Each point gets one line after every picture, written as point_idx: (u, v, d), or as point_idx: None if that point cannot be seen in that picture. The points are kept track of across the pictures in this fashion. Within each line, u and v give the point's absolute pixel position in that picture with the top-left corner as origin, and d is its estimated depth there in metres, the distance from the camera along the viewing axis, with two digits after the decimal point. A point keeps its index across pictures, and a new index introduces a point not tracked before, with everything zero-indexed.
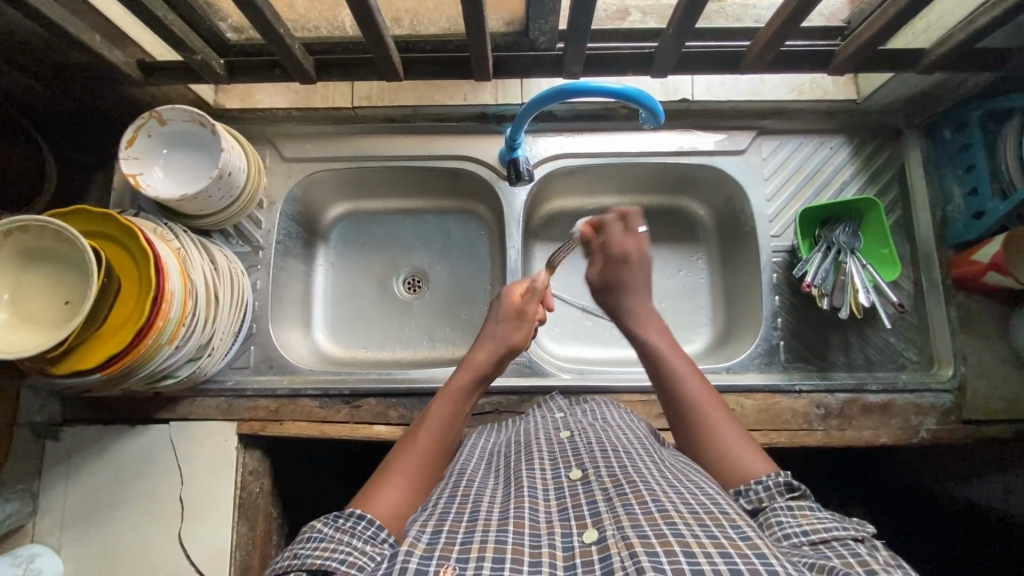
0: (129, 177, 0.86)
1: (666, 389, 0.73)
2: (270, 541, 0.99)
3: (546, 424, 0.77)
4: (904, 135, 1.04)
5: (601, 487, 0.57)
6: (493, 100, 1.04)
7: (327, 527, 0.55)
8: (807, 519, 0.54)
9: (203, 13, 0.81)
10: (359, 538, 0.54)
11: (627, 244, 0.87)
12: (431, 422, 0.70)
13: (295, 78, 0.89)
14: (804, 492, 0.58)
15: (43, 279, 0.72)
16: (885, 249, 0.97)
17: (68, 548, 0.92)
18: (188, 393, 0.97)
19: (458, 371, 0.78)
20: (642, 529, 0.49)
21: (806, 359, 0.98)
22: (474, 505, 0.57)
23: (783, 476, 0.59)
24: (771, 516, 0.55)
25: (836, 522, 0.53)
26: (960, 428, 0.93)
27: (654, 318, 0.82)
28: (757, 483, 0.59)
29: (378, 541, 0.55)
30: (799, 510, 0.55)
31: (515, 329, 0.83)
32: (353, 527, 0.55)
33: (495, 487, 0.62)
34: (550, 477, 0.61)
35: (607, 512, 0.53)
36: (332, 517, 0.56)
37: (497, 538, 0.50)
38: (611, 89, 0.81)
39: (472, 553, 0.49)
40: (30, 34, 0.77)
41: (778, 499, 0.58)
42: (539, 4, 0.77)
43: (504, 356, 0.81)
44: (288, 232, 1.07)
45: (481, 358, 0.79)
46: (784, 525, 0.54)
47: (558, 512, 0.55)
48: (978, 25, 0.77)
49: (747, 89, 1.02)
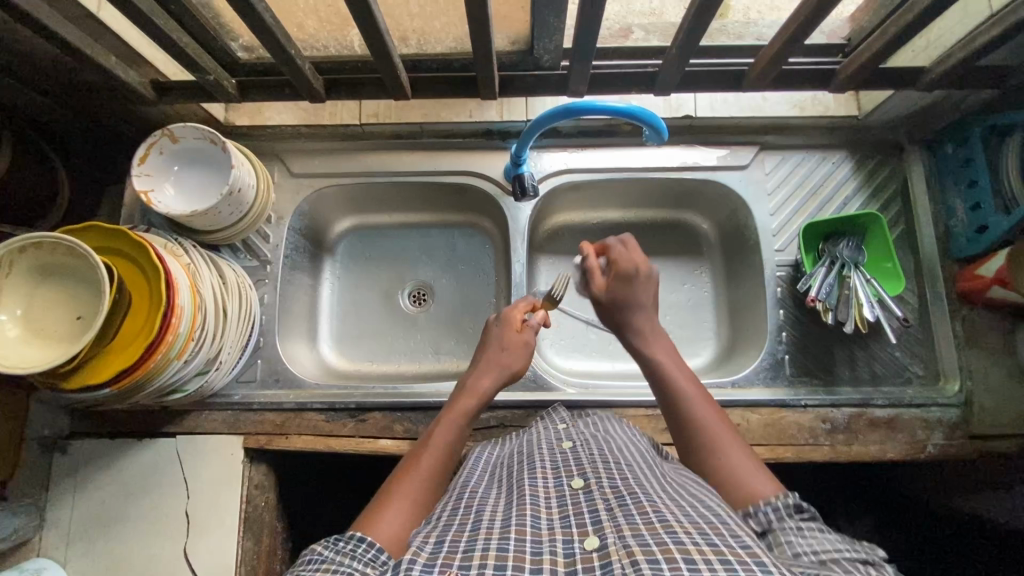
0: (140, 194, 0.88)
1: (673, 408, 0.73)
2: (276, 556, 0.99)
3: (548, 435, 0.77)
4: (906, 151, 1.04)
5: (602, 496, 0.58)
6: (498, 117, 1.06)
7: (327, 549, 0.56)
8: (817, 541, 0.54)
9: (216, 35, 0.83)
10: (360, 561, 0.55)
11: (635, 262, 0.84)
12: (434, 443, 0.71)
13: (304, 97, 0.91)
14: (813, 514, 0.58)
15: (54, 295, 0.74)
16: (888, 263, 0.97)
17: (74, 562, 0.92)
18: (195, 407, 0.98)
19: (460, 396, 0.78)
20: (643, 538, 0.50)
21: (811, 373, 0.98)
22: (477, 516, 0.58)
23: (793, 497, 0.59)
24: (782, 537, 0.55)
25: (846, 545, 0.53)
26: (968, 443, 0.93)
27: (660, 337, 0.81)
28: (766, 504, 0.59)
29: (378, 563, 0.55)
30: (810, 531, 0.55)
31: (515, 356, 0.83)
32: (355, 549, 0.56)
33: (497, 497, 0.62)
34: (553, 487, 0.62)
35: (608, 520, 0.53)
36: (332, 541, 0.57)
37: (499, 546, 0.51)
38: (614, 108, 0.82)
39: (474, 560, 0.49)
40: (47, 54, 0.79)
41: (787, 520, 0.58)
42: (544, 24, 0.79)
43: (504, 382, 0.82)
44: (295, 247, 1.08)
45: (484, 384, 0.79)
46: (794, 545, 0.54)
47: (560, 519, 0.55)
48: (980, 44, 0.77)
49: (749, 105, 1.03)
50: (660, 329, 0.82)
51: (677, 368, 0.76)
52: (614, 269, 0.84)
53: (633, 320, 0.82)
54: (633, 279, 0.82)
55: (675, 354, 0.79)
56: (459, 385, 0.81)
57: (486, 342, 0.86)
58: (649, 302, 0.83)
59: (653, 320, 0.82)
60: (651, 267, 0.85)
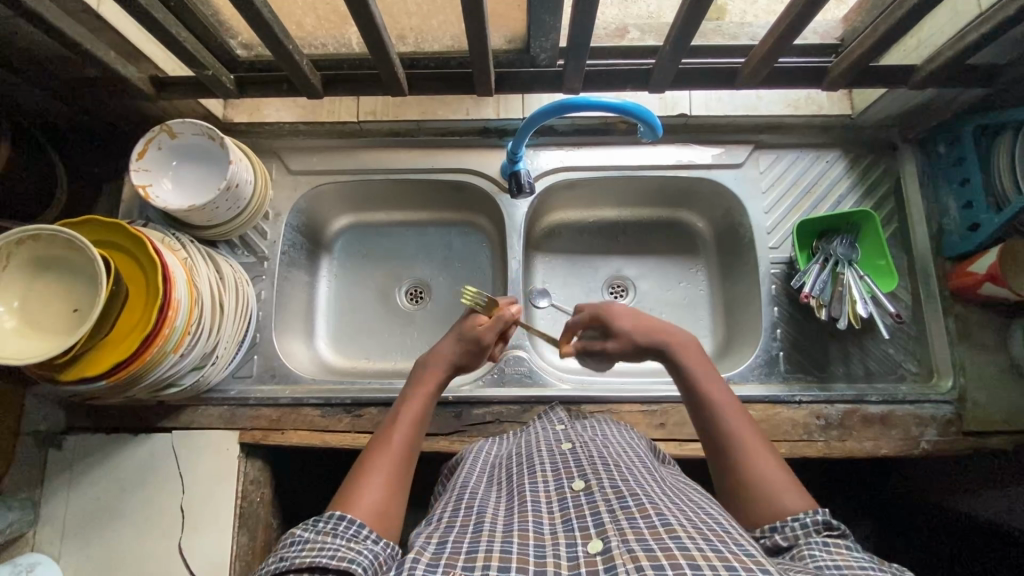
0: (138, 188, 0.88)
1: (705, 419, 0.71)
2: (270, 552, 0.99)
3: (548, 436, 0.77)
4: (899, 150, 1.05)
5: (604, 498, 0.58)
6: (495, 115, 1.06)
7: (307, 531, 0.56)
8: (841, 556, 0.53)
9: (216, 31, 0.84)
10: (341, 537, 0.56)
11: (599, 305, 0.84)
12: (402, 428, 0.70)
13: (302, 93, 0.92)
14: (843, 532, 0.58)
15: (54, 288, 0.74)
16: (881, 261, 0.97)
17: (68, 558, 0.92)
18: (191, 402, 0.98)
19: (421, 375, 0.77)
20: (648, 543, 0.50)
21: (806, 370, 0.99)
22: (478, 517, 0.59)
23: (822, 514, 0.59)
24: (805, 550, 0.55)
25: (874, 565, 0.52)
26: (961, 439, 0.93)
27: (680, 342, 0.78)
28: (793, 519, 0.59)
29: (361, 538, 0.56)
30: (835, 547, 0.55)
31: (476, 352, 0.80)
32: (335, 528, 0.57)
33: (498, 500, 0.63)
34: (554, 490, 0.62)
35: (610, 523, 0.54)
36: (312, 523, 0.57)
37: (502, 548, 0.52)
38: (609, 104, 0.83)
39: (478, 562, 0.50)
40: (45, 48, 0.79)
41: (814, 536, 0.58)
42: (540, 22, 0.80)
43: (463, 355, 0.80)
44: (292, 244, 1.08)
45: (441, 361, 0.78)
46: (816, 559, 0.53)
47: (562, 523, 0.56)
48: (970, 41, 0.78)
49: (743, 105, 1.04)
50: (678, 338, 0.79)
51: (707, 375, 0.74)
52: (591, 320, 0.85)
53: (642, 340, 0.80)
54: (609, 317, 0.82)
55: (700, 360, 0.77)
56: (420, 362, 0.79)
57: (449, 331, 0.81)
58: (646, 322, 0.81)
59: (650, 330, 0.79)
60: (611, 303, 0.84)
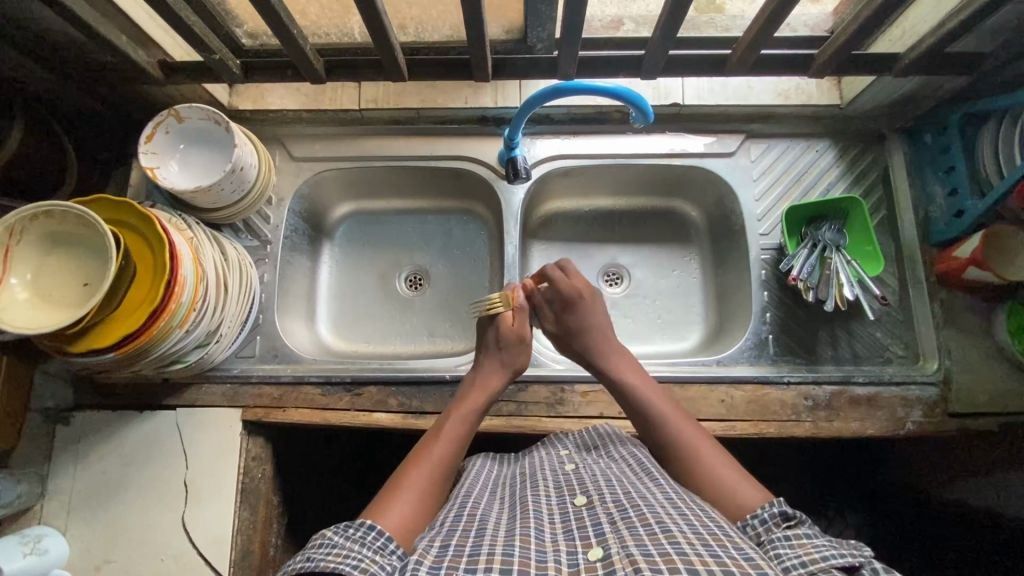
0: (146, 169, 0.91)
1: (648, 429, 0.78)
2: (271, 528, 1.01)
3: (551, 459, 0.80)
4: (887, 139, 1.08)
5: (605, 510, 0.60)
6: (493, 103, 1.10)
7: (337, 535, 0.59)
8: (804, 549, 0.56)
9: (223, 18, 0.87)
10: (368, 548, 0.58)
11: (576, 287, 0.92)
12: (446, 436, 0.76)
13: (305, 78, 0.94)
14: (801, 519, 0.61)
15: (69, 259, 0.77)
16: (869, 246, 1.00)
17: (74, 531, 0.94)
18: (195, 380, 1.01)
19: (471, 393, 0.84)
20: (647, 547, 0.52)
21: (794, 352, 1.01)
22: (480, 524, 0.61)
23: (778, 505, 0.62)
24: (771, 549, 0.58)
25: (833, 550, 0.56)
26: (946, 421, 0.95)
27: (621, 355, 0.88)
28: (754, 516, 0.62)
29: (387, 552, 0.58)
30: (797, 540, 0.58)
31: (517, 353, 0.89)
32: (364, 536, 0.59)
33: (500, 510, 0.66)
34: (556, 504, 0.65)
35: (611, 532, 0.56)
36: (342, 527, 0.60)
37: (504, 552, 0.54)
38: (602, 88, 0.86)
39: (479, 564, 0.52)
40: (59, 32, 0.82)
41: (774, 529, 0.60)
42: (537, 13, 0.83)
43: (508, 379, 0.88)
44: (295, 229, 1.11)
45: (493, 384, 0.86)
46: (783, 557, 0.56)
47: (563, 533, 0.58)
48: (950, 28, 0.81)
49: (735, 94, 1.07)
50: (620, 348, 0.89)
51: (647, 386, 0.82)
52: (558, 297, 0.93)
53: (584, 343, 0.90)
54: (575, 305, 0.91)
55: (643, 374, 0.85)
56: (468, 382, 0.87)
57: (485, 342, 0.91)
58: (598, 321, 0.91)
59: (602, 337, 0.90)
60: (590, 288, 0.94)
